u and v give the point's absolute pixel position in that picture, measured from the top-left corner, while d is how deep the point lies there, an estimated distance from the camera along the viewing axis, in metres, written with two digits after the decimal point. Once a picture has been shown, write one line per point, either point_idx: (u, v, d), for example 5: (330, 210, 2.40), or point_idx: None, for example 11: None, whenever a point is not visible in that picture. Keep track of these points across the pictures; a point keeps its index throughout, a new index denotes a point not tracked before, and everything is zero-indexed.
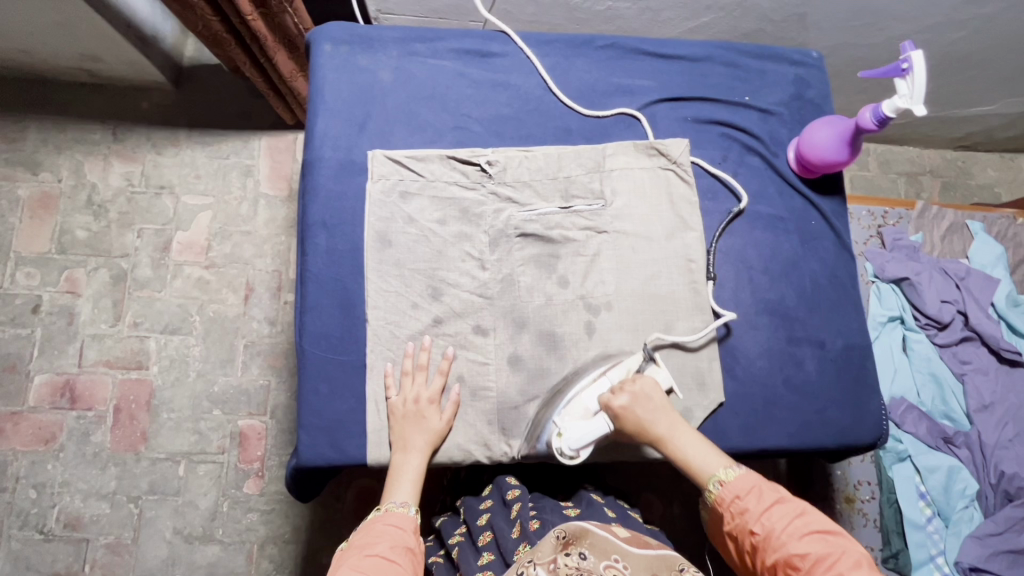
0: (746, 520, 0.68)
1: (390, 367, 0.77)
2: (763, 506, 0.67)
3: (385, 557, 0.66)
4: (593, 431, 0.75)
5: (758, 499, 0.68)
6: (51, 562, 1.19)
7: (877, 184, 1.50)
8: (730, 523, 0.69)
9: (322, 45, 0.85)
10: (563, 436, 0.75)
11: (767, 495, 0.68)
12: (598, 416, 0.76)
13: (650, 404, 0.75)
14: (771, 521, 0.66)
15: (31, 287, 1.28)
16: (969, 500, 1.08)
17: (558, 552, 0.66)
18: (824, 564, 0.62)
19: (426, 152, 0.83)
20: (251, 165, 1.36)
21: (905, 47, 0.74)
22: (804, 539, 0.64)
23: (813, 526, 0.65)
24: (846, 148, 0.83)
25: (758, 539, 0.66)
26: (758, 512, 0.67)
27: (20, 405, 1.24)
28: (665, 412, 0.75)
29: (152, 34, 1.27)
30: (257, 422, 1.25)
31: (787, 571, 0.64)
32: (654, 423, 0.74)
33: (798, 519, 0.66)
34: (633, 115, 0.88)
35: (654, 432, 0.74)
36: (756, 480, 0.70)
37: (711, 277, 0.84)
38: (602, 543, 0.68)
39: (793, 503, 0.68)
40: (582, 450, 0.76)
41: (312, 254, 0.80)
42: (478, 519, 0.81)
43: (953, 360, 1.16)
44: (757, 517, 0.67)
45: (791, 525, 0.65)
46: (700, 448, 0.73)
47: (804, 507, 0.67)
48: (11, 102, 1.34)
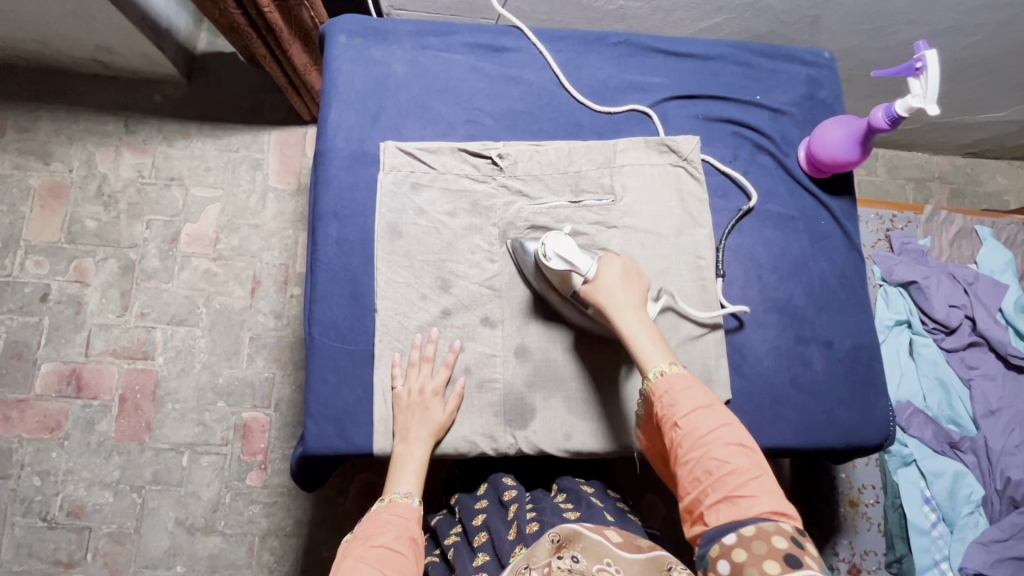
0: (674, 414, 0.65)
1: (398, 357, 0.78)
2: (694, 407, 0.65)
3: (389, 548, 0.66)
4: (576, 256, 0.73)
5: (692, 399, 0.65)
6: (53, 549, 1.19)
7: (885, 188, 1.49)
8: (659, 415, 0.67)
9: (336, 36, 0.86)
10: (558, 239, 0.73)
11: (702, 398, 0.66)
12: (590, 257, 0.74)
13: (624, 282, 0.74)
14: (699, 423, 0.64)
15: (40, 276, 1.29)
16: (974, 505, 1.07)
17: (551, 555, 0.66)
18: (737, 476, 0.60)
19: (438, 144, 0.83)
20: (261, 158, 1.37)
21: (919, 47, 0.74)
22: (725, 446, 0.62)
23: (738, 439, 0.63)
24: (856, 148, 0.84)
25: (679, 435, 0.64)
26: (689, 411, 0.65)
27: (27, 393, 1.24)
28: (635, 295, 0.74)
29: (165, 27, 1.28)
30: (261, 414, 1.26)
31: (698, 473, 0.62)
32: (620, 297, 0.73)
33: (725, 429, 0.63)
34: (644, 112, 0.89)
35: (616, 302, 0.72)
36: (695, 382, 0.67)
37: (720, 273, 0.84)
38: (595, 546, 0.67)
39: (724, 413, 0.65)
40: (557, 260, 0.73)
41: (322, 244, 0.80)
42: (472, 519, 0.81)
43: (960, 365, 1.16)
44: (686, 414, 0.64)
45: (717, 431, 0.63)
46: (650, 341, 0.71)
47: (734, 419, 0.65)
48: (25, 92, 1.35)
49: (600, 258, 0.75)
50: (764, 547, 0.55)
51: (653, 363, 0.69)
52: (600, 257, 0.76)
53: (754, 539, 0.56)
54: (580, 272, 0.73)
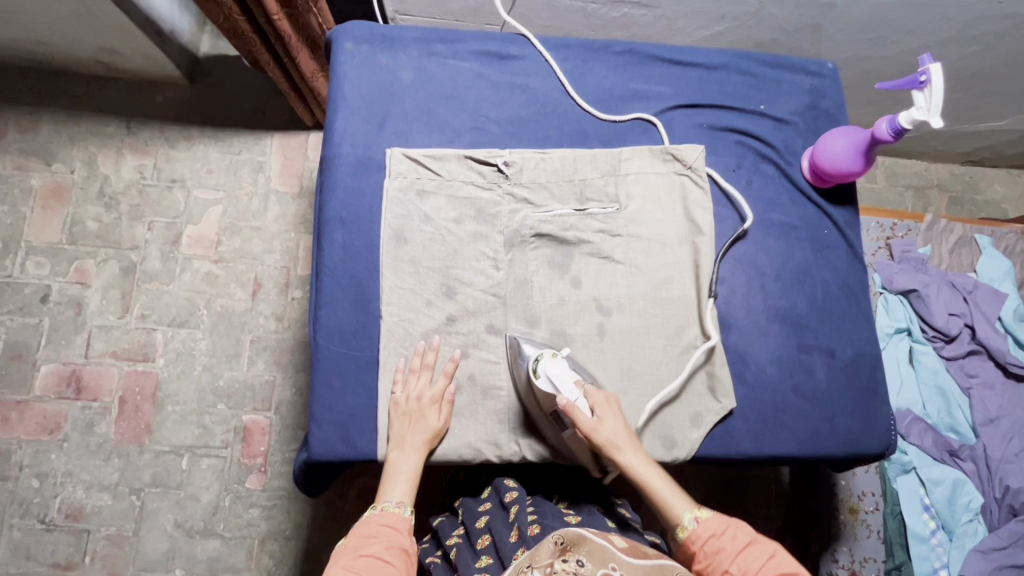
0: (721, 559, 0.69)
1: (401, 363, 0.78)
2: (738, 546, 0.69)
3: (379, 558, 0.67)
4: (566, 385, 0.73)
5: (733, 539, 0.70)
6: (51, 552, 1.19)
7: (884, 196, 1.50)
8: (704, 562, 0.70)
9: (343, 43, 0.86)
10: (552, 360, 0.75)
11: (742, 535, 0.70)
12: (578, 388, 0.74)
13: (615, 413, 0.75)
14: (746, 562, 0.68)
15: (41, 277, 1.28)
16: (973, 513, 1.08)
17: (556, 557, 0.66)
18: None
19: (444, 151, 0.84)
20: (263, 161, 1.37)
21: (924, 60, 0.75)
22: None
23: (784, 568, 0.68)
24: (860, 158, 0.84)
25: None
26: (734, 552, 0.69)
27: (26, 394, 1.24)
28: (626, 427, 0.75)
29: (169, 30, 1.28)
30: (262, 417, 1.26)
31: None
32: (617, 434, 0.74)
33: (770, 561, 0.68)
34: (649, 121, 0.89)
35: (617, 441, 0.74)
36: (729, 520, 0.72)
37: (712, 294, 0.83)
38: (600, 550, 0.67)
39: (764, 544, 0.70)
40: (545, 381, 0.74)
41: (328, 250, 0.80)
42: (476, 521, 0.81)
43: (960, 374, 1.17)
44: (732, 556, 0.69)
45: (764, 566, 0.68)
46: (667, 486, 0.74)
47: (774, 549, 0.70)
48: (27, 93, 1.35)
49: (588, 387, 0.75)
50: None
51: (684, 513, 0.73)
52: (587, 386, 0.76)
53: None
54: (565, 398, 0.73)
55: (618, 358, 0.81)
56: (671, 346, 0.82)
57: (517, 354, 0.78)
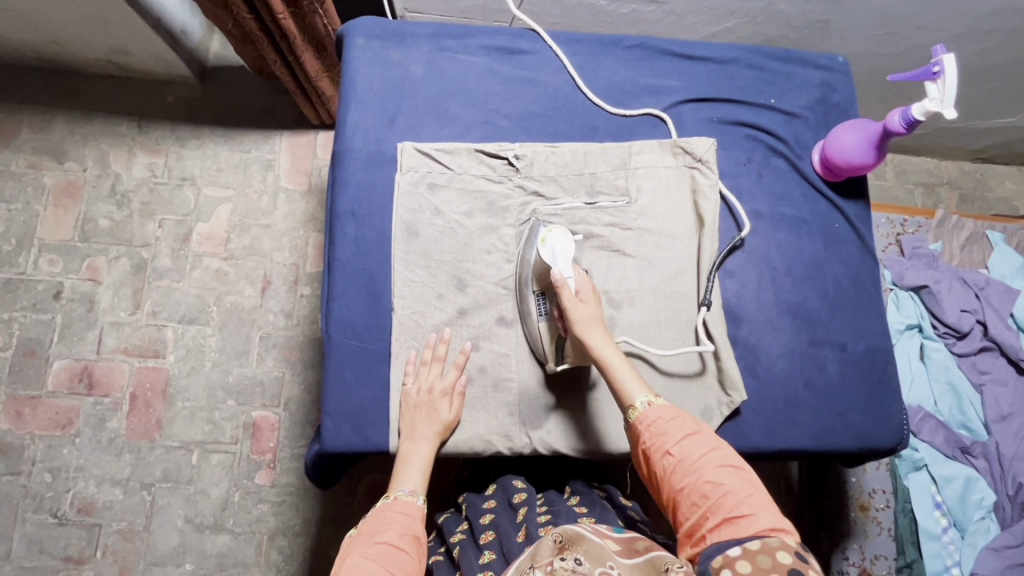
0: (665, 442, 0.67)
1: (413, 355, 0.78)
2: (684, 434, 0.67)
3: (393, 545, 0.67)
4: (564, 261, 0.75)
5: (680, 426, 0.68)
6: (64, 546, 1.20)
7: (894, 193, 1.49)
8: (647, 445, 0.69)
9: (355, 38, 0.87)
10: (564, 236, 0.76)
11: (689, 425, 0.68)
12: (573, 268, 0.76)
13: (597, 305, 0.76)
14: (689, 449, 0.66)
15: (54, 273, 1.30)
16: (985, 511, 1.07)
17: (554, 556, 0.62)
18: (732, 496, 0.62)
19: (454, 145, 0.84)
20: (273, 159, 1.38)
21: (937, 51, 0.75)
22: (718, 470, 0.64)
23: (728, 462, 0.65)
24: (872, 151, 0.84)
25: (672, 463, 0.66)
26: (679, 437, 0.67)
27: (39, 390, 1.25)
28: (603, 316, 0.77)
29: (180, 30, 1.29)
30: (271, 413, 1.26)
31: (694, 495, 0.63)
32: (596, 317, 0.75)
33: (715, 452, 0.66)
34: (658, 116, 0.89)
35: (595, 320, 0.75)
36: (681, 411, 0.70)
37: (705, 303, 0.81)
38: (597, 550, 0.63)
39: (710, 436, 0.68)
40: (548, 252, 0.76)
41: (340, 243, 0.81)
42: (480, 517, 0.82)
43: (972, 370, 1.16)
44: (676, 441, 0.67)
45: (708, 456, 0.66)
46: (629, 375, 0.73)
47: (721, 442, 0.67)
48: (40, 93, 1.36)
49: (581, 274, 0.77)
50: (767, 559, 0.54)
51: (637, 397, 0.71)
52: (582, 274, 0.77)
53: (764, 556, 0.55)
54: (557, 270, 0.75)
55: (629, 350, 0.81)
56: (681, 339, 0.82)
57: (533, 233, 0.80)
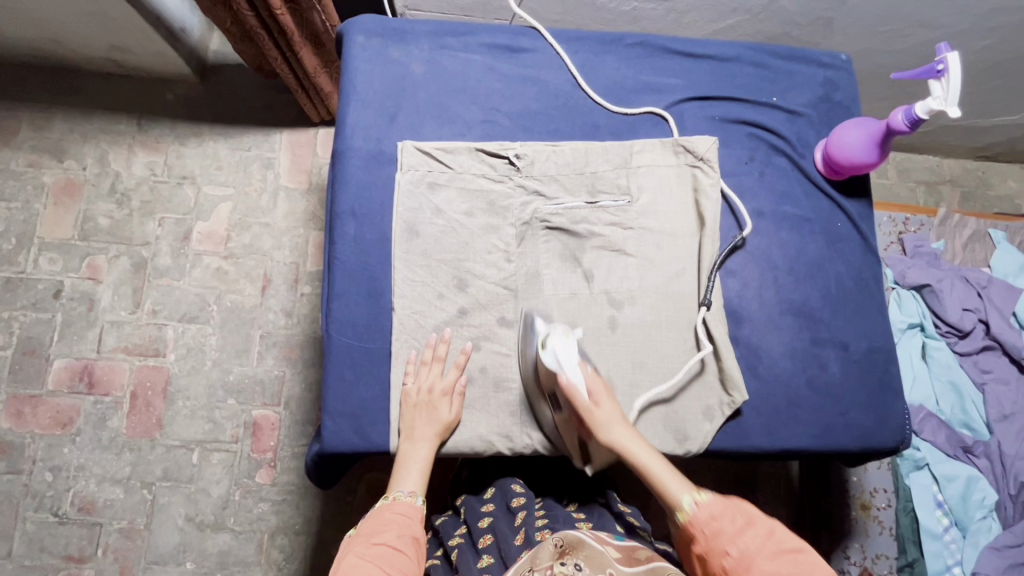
0: (721, 541, 0.67)
1: (413, 355, 0.78)
2: (737, 528, 0.67)
3: (391, 546, 0.67)
4: (571, 365, 0.74)
5: (732, 521, 0.68)
6: (65, 545, 1.20)
7: (896, 192, 1.49)
8: (703, 545, 0.68)
9: (355, 36, 0.86)
10: (564, 337, 0.75)
11: (740, 516, 0.68)
12: (580, 368, 0.75)
13: (613, 399, 0.76)
14: (745, 545, 0.66)
15: (53, 272, 1.29)
16: (987, 510, 1.06)
17: (555, 560, 0.67)
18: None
19: (455, 143, 0.84)
20: (273, 158, 1.37)
21: (941, 48, 0.74)
22: (778, 560, 0.64)
23: (786, 547, 0.65)
24: (875, 149, 0.83)
25: (731, 562, 0.66)
26: (733, 534, 0.67)
27: (39, 388, 1.25)
28: (619, 409, 0.76)
29: (180, 27, 1.29)
30: (272, 412, 1.26)
31: None
32: (615, 416, 0.74)
33: (770, 540, 0.66)
34: (660, 114, 0.89)
35: (613, 422, 0.74)
36: (729, 501, 0.70)
37: (705, 303, 0.81)
38: (598, 556, 0.67)
39: (762, 523, 0.67)
40: (551, 356, 0.74)
41: (340, 242, 0.80)
42: (478, 521, 0.81)
43: (974, 369, 1.16)
44: (731, 538, 0.67)
45: (764, 546, 0.65)
46: (666, 472, 0.73)
47: (773, 526, 0.67)
48: (40, 91, 1.36)
49: (591, 370, 0.76)
50: None
51: (681, 497, 0.71)
52: (590, 370, 0.76)
53: None
54: (566, 374, 0.74)
55: (630, 351, 0.80)
56: (682, 339, 0.81)
57: (530, 330, 0.78)
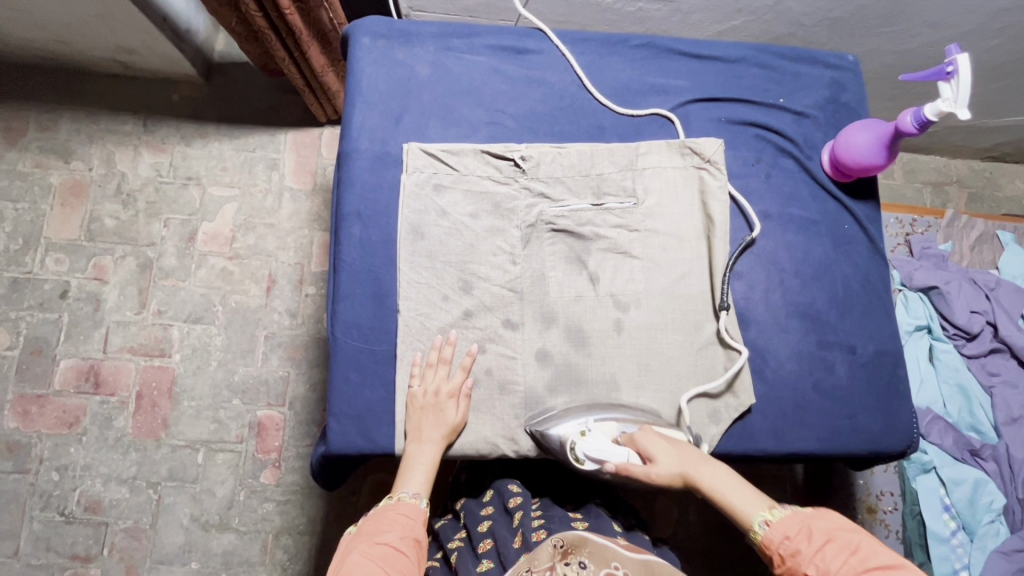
0: (798, 561, 0.64)
1: (418, 357, 0.78)
2: (815, 546, 0.64)
3: (393, 547, 0.67)
4: (609, 451, 0.73)
5: (809, 539, 0.65)
6: (71, 544, 1.20)
7: (903, 193, 1.48)
8: (783, 568, 0.65)
9: (360, 38, 0.86)
10: (586, 439, 0.73)
11: (819, 532, 0.65)
12: (621, 448, 0.73)
13: (660, 439, 0.73)
14: (826, 562, 0.62)
15: (60, 273, 1.30)
16: (994, 514, 1.05)
17: (557, 560, 0.69)
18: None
19: (461, 145, 0.84)
20: (277, 158, 1.38)
21: (951, 50, 0.74)
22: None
23: (870, 564, 0.61)
24: (883, 152, 0.83)
25: None
26: (811, 553, 0.64)
27: (45, 388, 1.26)
28: (678, 449, 0.73)
29: (186, 28, 1.29)
30: (276, 413, 1.27)
31: None
32: (677, 466, 0.72)
33: (853, 557, 0.62)
34: (666, 116, 0.88)
35: (675, 470, 0.71)
36: (805, 517, 0.67)
37: (724, 307, 0.81)
38: (602, 551, 0.70)
39: (843, 539, 0.64)
40: (592, 463, 0.73)
41: (345, 244, 0.80)
42: (478, 525, 0.81)
43: (982, 372, 1.15)
44: (811, 557, 0.63)
45: (846, 564, 0.62)
46: (739, 492, 0.71)
47: (857, 542, 0.63)
48: (47, 92, 1.37)
49: (625, 437, 0.74)
50: None
51: (755, 516, 0.69)
52: (624, 436, 0.74)
53: None
54: (615, 465, 0.73)
55: (636, 354, 0.80)
56: (690, 341, 0.81)
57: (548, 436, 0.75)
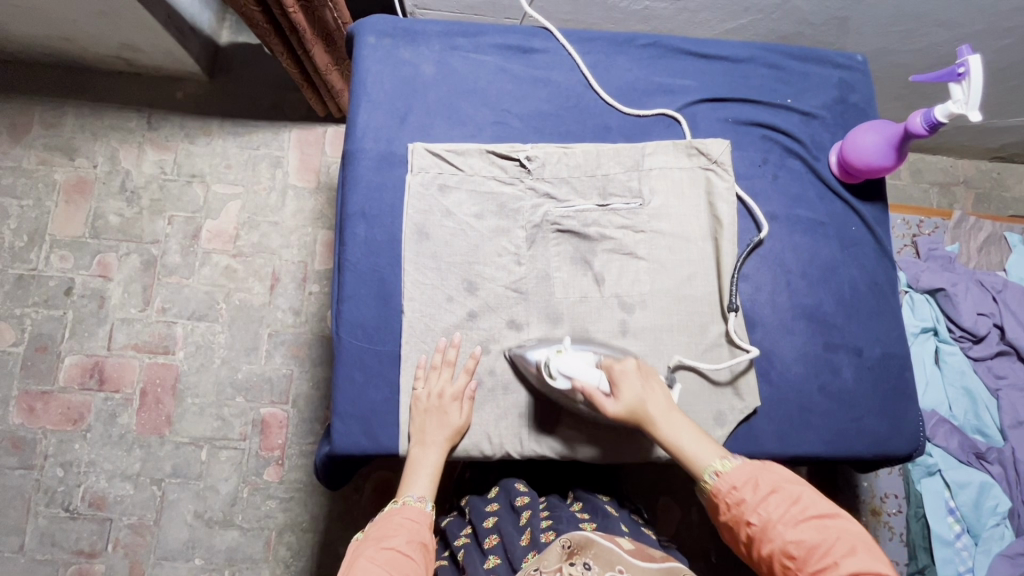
0: (742, 510, 0.65)
1: (423, 358, 0.78)
2: (760, 496, 0.64)
3: (400, 551, 0.67)
4: (581, 371, 0.72)
5: (755, 489, 0.65)
6: (75, 540, 1.21)
7: (909, 193, 1.47)
8: (726, 514, 0.66)
9: (365, 36, 0.86)
10: (560, 355, 0.73)
11: (765, 483, 0.65)
12: (597, 372, 0.73)
13: (635, 375, 0.73)
14: (768, 511, 0.63)
15: (65, 269, 1.30)
16: (1000, 517, 1.05)
17: (563, 561, 0.65)
18: (819, 552, 0.60)
19: (466, 145, 0.83)
20: (282, 156, 1.38)
21: (963, 50, 0.72)
22: (801, 527, 0.61)
23: (811, 513, 0.62)
24: (891, 153, 0.82)
25: (755, 531, 0.63)
26: (755, 503, 0.64)
27: (50, 385, 1.26)
28: (647, 388, 0.73)
29: (189, 25, 1.28)
30: (279, 410, 1.27)
31: (783, 561, 0.61)
32: (646, 406, 0.72)
33: (796, 507, 0.63)
34: (672, 116, 0.88)
35: (640, 408, 0.72)
36: (753, 468, 0.66)
37: (734, 307, 0.81)
38: (607, 553, 0.65)
39: (788, 489, 0.64)
40: (562, 378, 0.72)
41: (350, 244, 0.80)
42: (483, 521, 0.82)
43: (988, 375, 1.14)
44: (755, 507, 0.64)
45: (788, 513, 0.63)
46: (696, 440, 0.71)
47: (799, 492, 0.64)
48: (51, 89, 1.37)
49: (603, 362, 0.74)
50: None
51: (706, 464, 0.69)
52: (603, 361, 0.75)
53: None
54: (587, 385, 0.72)
55: (642, 355, 0.80)
56: (694, 342, 0.81)
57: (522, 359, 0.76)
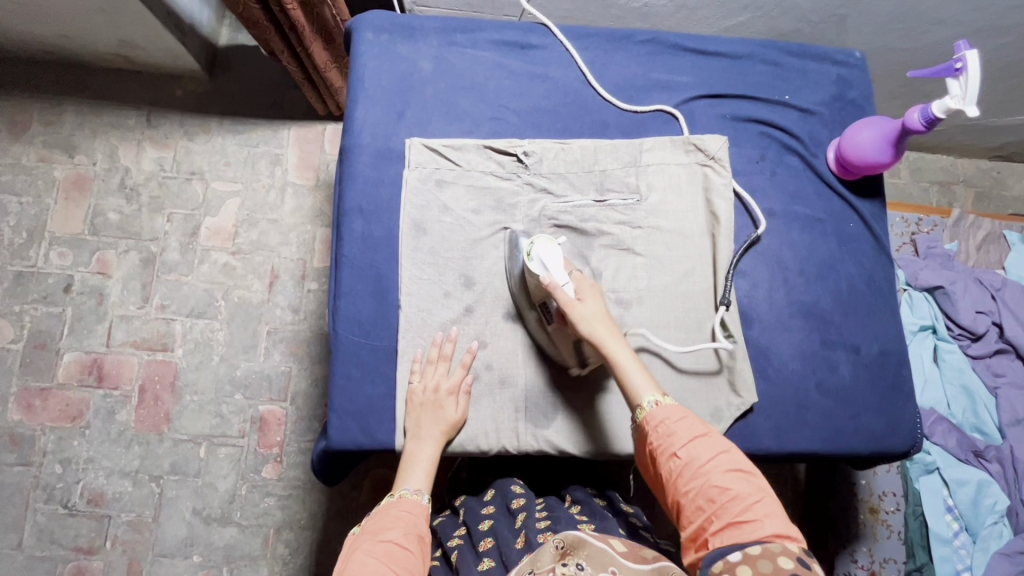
0: (671, 444, 0.66)
1: (419, 353, 0.78)
2: (691, 436, 0.66)
3: (397, 544, 0.67)
4: (557, 267, 0.73)
5: (688, 428, 0.67)
6: (74, 536, 1.21)
7: (909, 191, 1.47)
8: (653, 445, 0.68)
9: (363, 33, 0.86)
10: (548, 243, 0.74)
11: (697, 427, 0.67)
12: (569, 277, 0.74)
13: (598, 298, 0.74)
14: (697, 452, 0.65)
15: (64, 266, 1.30)
16: (998, 516, 1.04)
17: (556, 562, 0.66)
18: (737, 501, 0.61)
19: (463, 141, 0.83)
20: (281, 154, 1.38)
21: (960, 46, 0.72)
22: (724, 474, 0.63)
23: (736, 465, 0.64)
24: (889, 149, 0.82)
25: (678, 466, 0.65)
26: (685, 440, 0.66)
27: (50, 381, 1.26)
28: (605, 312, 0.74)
29: (189, 23, 1.29)
30: (278, 407, 1.27)
31: (699, 500, 0.62)
32: (602, 327, 0.72)
33: (724, 456, 0.65)
34: (670, 112, 0.88)
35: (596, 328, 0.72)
36: (688, 412, 0.69)
37: (723, 302, 0.81)
38: (600, 554, 0.66)
39: (719, 439, 0.66)
40: (538, 264, 0.73)
41: (348, 239, 0.80)
42: (478, 523, 0.81)
43: (986, 373, 1.14)
44: (683, 443, 0.66)
45: (714, 458, 0.64)
46: (640, 372, 0.71)
47: (729, 444, 0.66)
48: (51, 86, 1.37)
49: (576, 274, 0.76)
50: (769, 566, 0.55)
51: (645, 394, 0.70)
52: (576, 274, 0.76)
53: (764, 562, 0.56)
54: (557, 281, 0.73)
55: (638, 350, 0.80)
56: (690, 336, 0.81)
57: (513, 244, 0.80)
